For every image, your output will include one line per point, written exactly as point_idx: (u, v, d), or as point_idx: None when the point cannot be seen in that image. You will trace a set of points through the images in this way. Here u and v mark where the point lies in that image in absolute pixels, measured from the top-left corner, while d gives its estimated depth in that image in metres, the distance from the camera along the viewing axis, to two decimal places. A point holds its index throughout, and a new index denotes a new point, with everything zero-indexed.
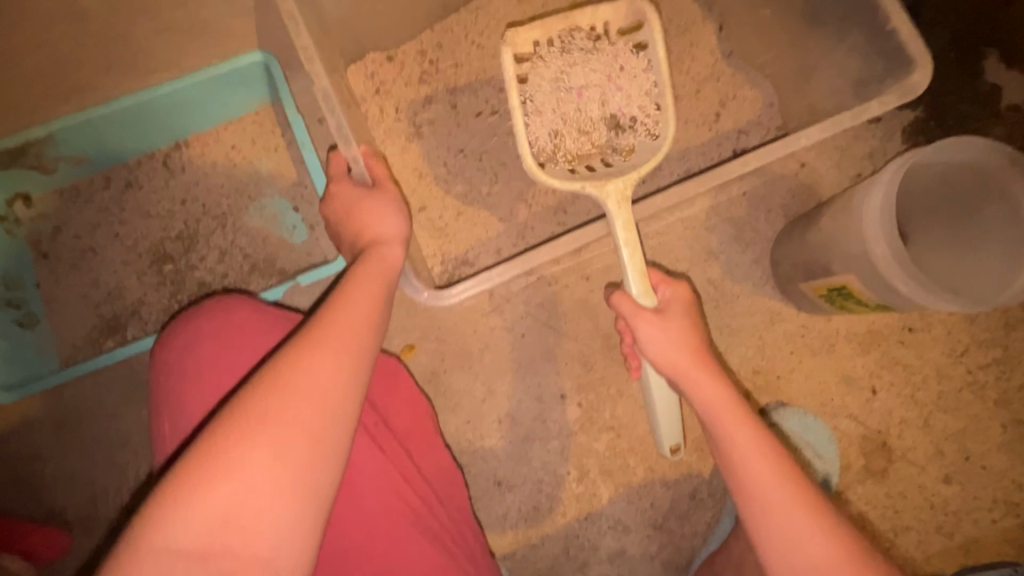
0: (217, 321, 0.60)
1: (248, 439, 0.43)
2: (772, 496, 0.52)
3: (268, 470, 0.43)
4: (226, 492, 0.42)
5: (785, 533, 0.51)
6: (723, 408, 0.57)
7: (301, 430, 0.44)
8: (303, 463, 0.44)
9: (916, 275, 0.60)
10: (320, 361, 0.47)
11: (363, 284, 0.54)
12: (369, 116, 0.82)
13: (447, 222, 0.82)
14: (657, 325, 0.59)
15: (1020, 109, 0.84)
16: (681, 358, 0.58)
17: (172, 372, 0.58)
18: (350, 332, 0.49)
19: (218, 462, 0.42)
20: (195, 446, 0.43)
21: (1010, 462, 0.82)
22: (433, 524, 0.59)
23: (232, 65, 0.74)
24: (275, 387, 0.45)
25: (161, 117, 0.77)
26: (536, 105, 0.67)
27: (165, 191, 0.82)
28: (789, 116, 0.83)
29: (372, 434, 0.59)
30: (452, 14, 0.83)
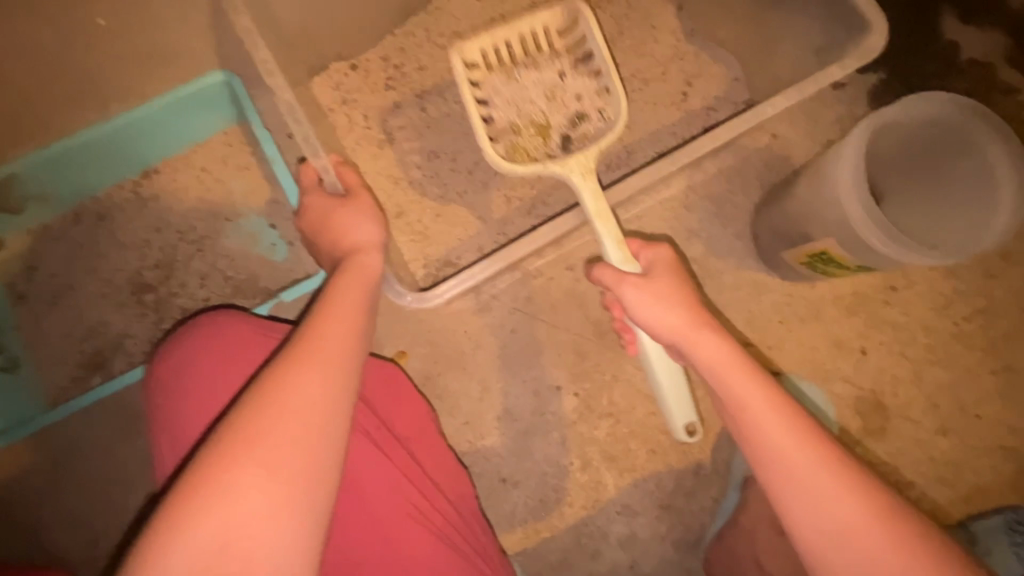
0: (200, 345, 0.60)
1: (239, 462, 0.42)
2: (791, 461, 0.50)
3: (262, 492, 0.42)
4: (219, 517, 0.40)
5: (811, 492, 0.49)
6: (729, 370, 0.54)
7: (293, 448, 0.43)
8: (300, 479, 0.43)
9: (893, 234, 0.60)
10: (306, 376, 0.45)
11: (343, 292, 0.52)
12: (338, 126, 0.81)
13: (426, 224, 0.81)
14: (643, 286, 0.57)
15: (979, 62, 0.88)
16: (678, 322, 0.56)
17: (162, 402, 0.59)
18: (335, 344, 0.48)
19: (209, 488, 0.41)
20: (186, 474, 0.42)
21: (1005, 409, 0.83)
22: (442, 524, 0.58)
23: (192, 87, 0.74)
24: (261, 407, 0.43)
25: (126, 147, 0.77)
26: (495, 103, 0.67)
27: (139, 221, 0.81)
28: (756, 89, 0.83)
29: (374, 440, 0.58)
30: (411, 17, 0.82)
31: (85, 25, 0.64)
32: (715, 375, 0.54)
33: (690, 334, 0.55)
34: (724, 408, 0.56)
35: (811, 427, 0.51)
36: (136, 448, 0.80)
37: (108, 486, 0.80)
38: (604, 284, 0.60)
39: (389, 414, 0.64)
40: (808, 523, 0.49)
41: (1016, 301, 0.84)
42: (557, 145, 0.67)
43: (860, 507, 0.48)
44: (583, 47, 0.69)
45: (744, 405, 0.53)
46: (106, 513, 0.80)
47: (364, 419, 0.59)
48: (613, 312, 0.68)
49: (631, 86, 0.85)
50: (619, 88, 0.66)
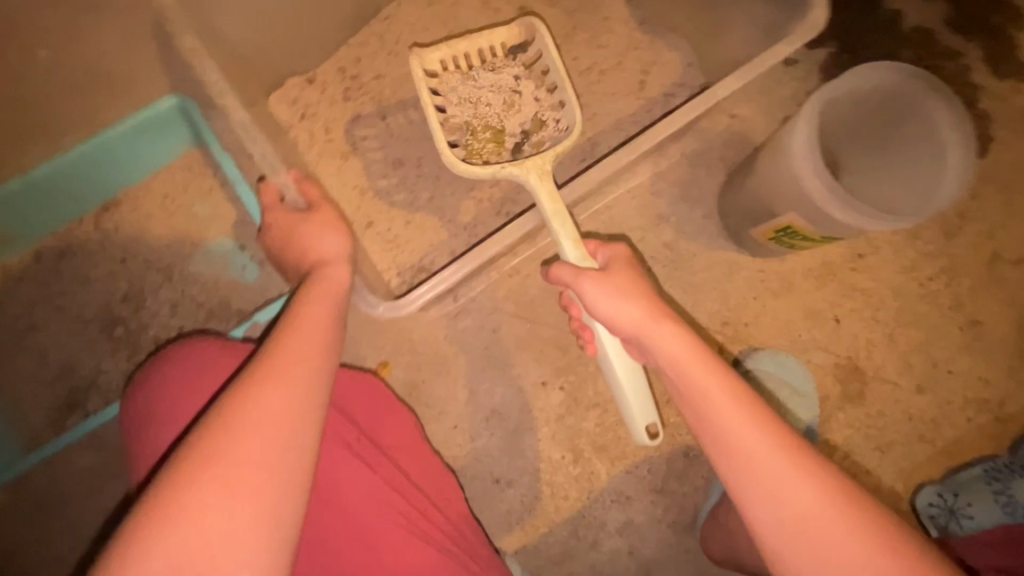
0: (175, 372, 0.59)
1: (201, 485, 0.41)
2: (746, 448, 0.50)
3: (226, 514, 0.40)
4: (180, 538, 0.39)
5: (764, 475, 0.49)
6: (686, 361, 0.54)
7: (258, 463, 0.42)
8: (265, 499, 0.42)
9: (850, 203, 0.62)
10: (271, 391, 0.45)
11: (309, 307, 0.51)
12: (299, 141, 0.81)
13: (396, 232, 0.81)
14: (601, 282, 0.58)
15: (922, 29, 0.91)
16: (638, 313, 0.56)
17: (142, 435, 0.58)
18: (302, 360, 0.47)
19: (170, 513, 0.40)
20: (146, 501, 0.41)
21: (974, 362, 0.86)
22: (427, 526, 0.58)
23: (144, 114, 0.73)
24: (225, 427, 0.43)
25: (82, 180, 0.75)
26: (451, 100, 0.68)
27: (102, 253, 0.80)
28: (710, 72, 0.84)
29: (358, 452, 0.58)
30: (364, 27, 0.82)
31: (26, 59, 0.62)
32: (674, 361, 0.55)
33: (649, 326, 0.56)
34: (681, 399, 0.56)
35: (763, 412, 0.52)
36: (119, 486, 0.78)
37: (93, 526, 0.78)
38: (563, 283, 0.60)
39: (372, 424, 0.64)
40: (763, 506, 0.49)
41: (975, 258, 0.88)
42: (510, 153, 0.68)
43: (817, 492, 0.48)
44: (541, 61, 0.70)
45: (706, 395, 0.53)
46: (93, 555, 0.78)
47: (346, 430, 0.59)
48: (571, 313, 0.69)
49: (589, 79, 0.86)
50: (572, 101, 0.67)
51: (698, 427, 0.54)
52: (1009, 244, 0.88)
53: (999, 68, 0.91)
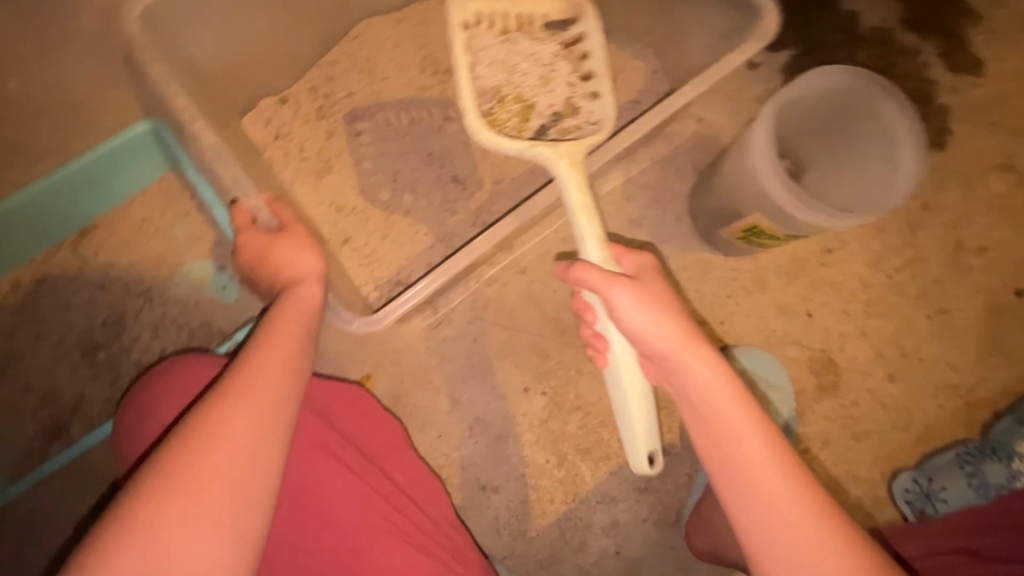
0: (156, 394, 0.59)
1: (161, 502, 0.41)
2: (755, 474, 0.50)
3: (184, 532, 0.41)
4: (141, 553, 0.40)
5: (762, 483, 0.49)
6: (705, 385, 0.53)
7: (222, 479, 0.43)
8: (225, 517, 0.43)
9: (810, 205, 0.64)
10: (237, 409, 0.45)
11: (280, 326, 0.52)
12: (274, 161, 0.83)
13: (373, 247, 0.82)
14: (635, 289, 0.55)
15: (880, 29, 0.94)
16: (668, 328, 0.54)
17: (127, 456, 0.59)
18: (269, 379, 0.48)
19: (128, 529, 0.40)
20: (108, 516, 0.42)
21: (943, 349, 0.88)
22: (414, 531, 0.59)
23: (118, 140, 0.74)
24: (186, 445, 0.43)
25: (58, 207, 0.76)
26: (484, 60, 0.66)
27: (81, 279, 0.80)
28: (674, 79, 0.86)
29: (342, 459, 0.59)
30: (334, 46, 0.84)
31: None
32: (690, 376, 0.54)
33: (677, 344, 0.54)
34: (690, 412, 0.55)
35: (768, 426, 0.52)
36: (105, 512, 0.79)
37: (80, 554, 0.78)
38: (591, 286, 0.55)
39: (356, 431, 0.65)
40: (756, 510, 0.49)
41: (939, 248, 0.90)
42: (536, 131, 0.64)
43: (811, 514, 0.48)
44: (583, 43, 0.68)
45: (720, 413, 0.52)
46: None
47: (331, 438, 0.59)
48: (583, 315, 0.61)
49: None
50: (608, 92, 0.66)
51: (705, 439, 0.53)
52: (970, 233, 0.91)
53: (953, 64, 0.94)
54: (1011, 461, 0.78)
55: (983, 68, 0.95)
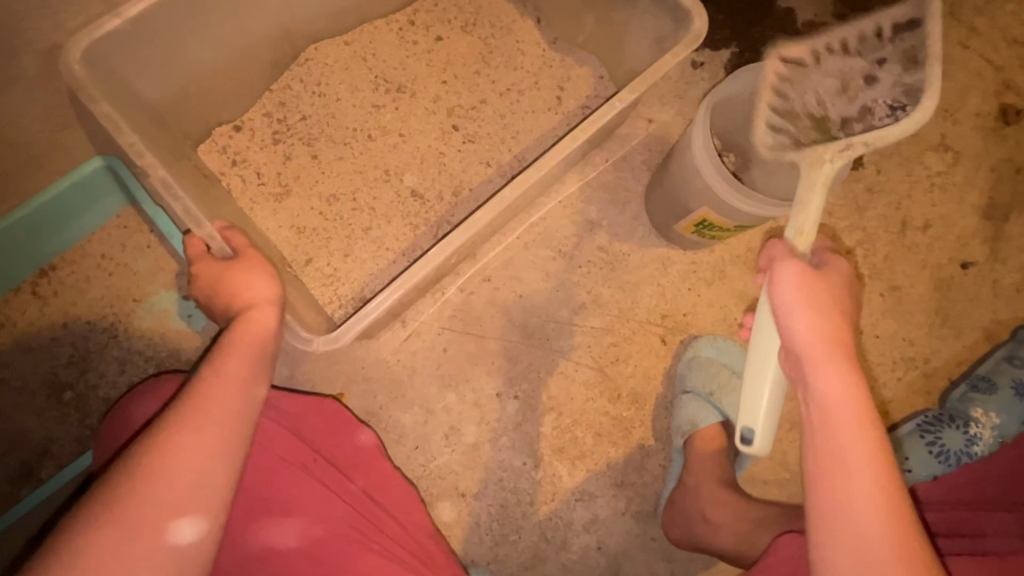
0: (126, 420, 0.60)
1: (103, 529, 0.41)
2: (851, 475, 0.48)
3: (126, 561, 0.41)
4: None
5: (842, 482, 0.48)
6: (833, 390, 0.51)
7: (169, 505, 0.43)
8: (168, 542, 0.42)
9: (750, 195, 0.68)
10: (187, 434, 0.45)
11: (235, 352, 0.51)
12: (232, 188, 0.83)
13: (336, 266, 0.83)
14: (805, 272, 0.54)
15: (815, 23, 0.98)
16: (810, 316, 0.53)
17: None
18: (219, 402, 0.48)
19: (67, 558, 0.39)
20: (49, 544, 0.41)
21: (897, 325, 0.92)
22: (383, 541, 0.59)
23: (72, 178, 0.74)
24: (134, 471, 0.43)
25: (16, 250, 0.76)
26: (786, 88, 0.69)
27: (43, 319, 0.80)
28: (620, 82, 0.89)
29: (311, 471, 0.59)
30: (284, 71, 0.85)
31: None
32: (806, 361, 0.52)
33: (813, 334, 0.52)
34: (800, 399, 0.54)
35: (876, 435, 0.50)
36: None
37: None
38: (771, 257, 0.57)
39: (325, 444, 0.65)
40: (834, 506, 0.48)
41: (886, 227, 0.94)
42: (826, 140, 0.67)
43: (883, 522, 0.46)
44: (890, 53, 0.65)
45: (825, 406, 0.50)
46: None
47: (300, 452, 0.60)
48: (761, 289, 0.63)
49: (509, 99, 0.90)
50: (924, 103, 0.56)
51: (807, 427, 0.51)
52: (914, 212, 0.95)
53: None
54: (967, 427, 0.83)
55: None
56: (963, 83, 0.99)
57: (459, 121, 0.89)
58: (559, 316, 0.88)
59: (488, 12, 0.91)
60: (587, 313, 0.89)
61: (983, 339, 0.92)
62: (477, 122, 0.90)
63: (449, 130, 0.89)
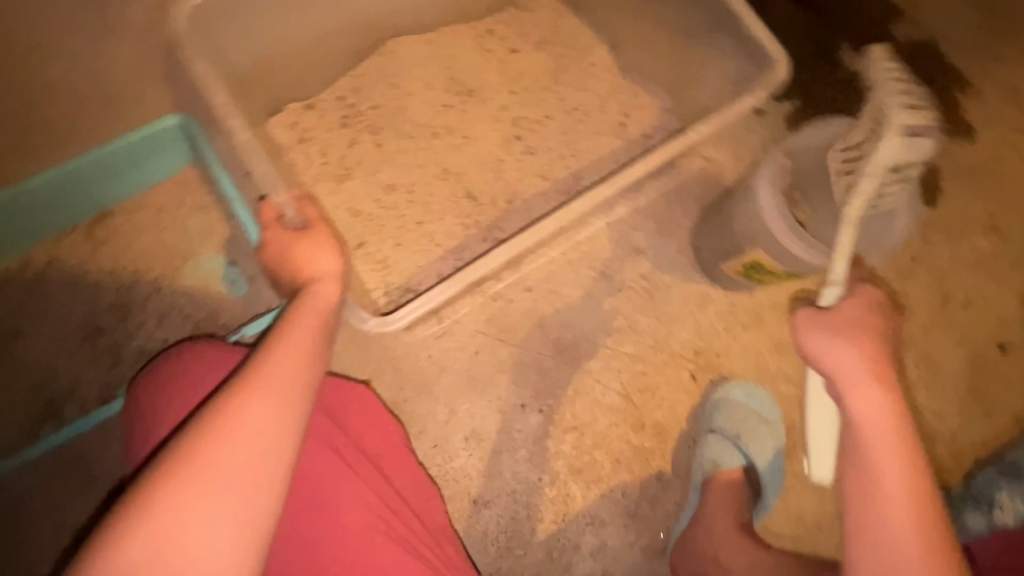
0: (163, 375, 0.59)
1: (173, 490, 0.42)
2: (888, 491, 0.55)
3: (215, 481, 0.43)
4: (175, 501, 0.42)
5: (886, 499, 0.54)
6: (878, 427, 0.57)
7: (254, 431, 0.45)
8: (231, 509, 0.43)
9: (811, 243, 0.68)
10: (272, 369, 0.48)
11: (311, 310, 0.53)
12: (296, 163, 0.85)
13: (387, 253, 0.84)
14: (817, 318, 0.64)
15: None
16: (842, 349, 0.61)
17: (133, 435, 0.59)
18: (299, 345, 0.50)
19: (139, 523, 0.41)
20: (136, 485, 0.43)
21: (928, 397, 0.91)
22: (408, 533, 0.59)
23: (146, 131, 0.75)
24: (225, 401, 0.45)
25: (78, 192, 0.77)
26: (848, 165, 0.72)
27: (90, 263, 0.81)
28: (685, 118, 0.90)
29: (343, 457, 0.58)
30: (363, 60, 0.87)
31: (38, 74, 0.65)
32: (863, 432, 0.58)
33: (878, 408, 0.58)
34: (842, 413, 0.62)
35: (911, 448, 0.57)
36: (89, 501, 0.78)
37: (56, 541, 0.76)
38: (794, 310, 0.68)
39: (355, 429, 0.64)
40: (872, 523, 0.54)
41: (927, 298, 0.94)
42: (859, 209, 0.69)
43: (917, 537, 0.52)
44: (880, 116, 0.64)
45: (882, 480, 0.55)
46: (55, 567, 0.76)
47: (333, 436, 0.59)
48: None
49: (574, 119, 0.92)
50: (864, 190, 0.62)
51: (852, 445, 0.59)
52: (957, 287, 0.95)
53: (947, 125, 1.00)
54: (992, 510, 0.79)
55: (972, 133, 1.00)
56: (1019, 168, 1.00)
57: (523, 132, 0.91)
58: (594, 336, 0.88)
59: (565, 32, 0.93)
60: (621, 337, 0.89)
61: (1013, 425, 0.91)
62: (540, 136, 0.91)
63: (512, 139, 0.90)
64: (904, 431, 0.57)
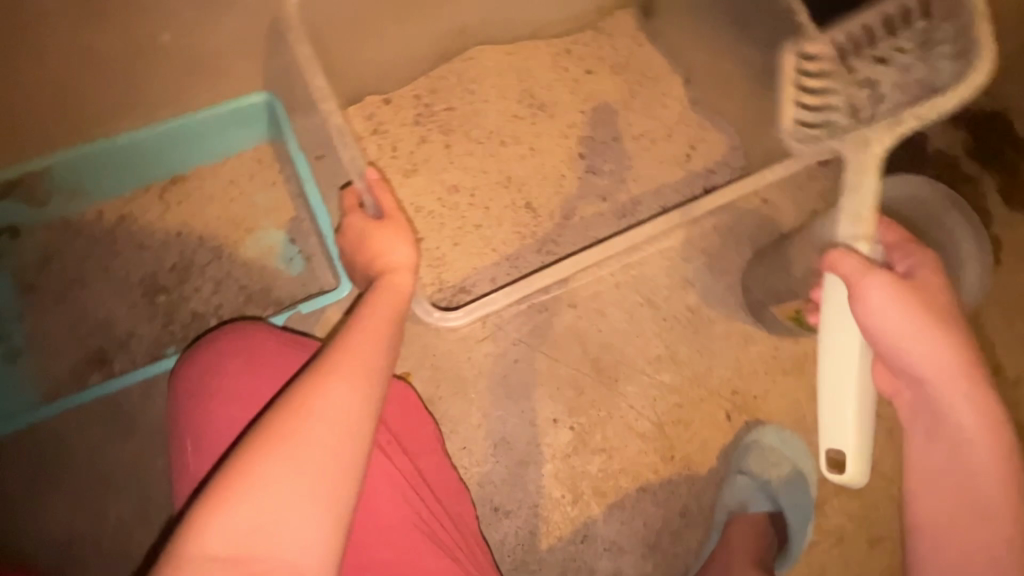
0: (225, 350, 0.61)
1: (265, 465, 0.45)
2: (985, 491, 0.52)
3: (303, 457, 0.45)
4: (267, 475, 0.45)
5: (981, 500, 0.52)
6: (973, 427, 0.53)
7: (337, 413, 0.47)
8: (319, 489, 0.45)
9: None
10: (352, 354, 0.50)
11: (383, 300, 0.56)
12: (367, 153, 0.87)
13: (444, 252, 0.86)
14: (892, 287, 0.53)
15: (942, 153, 0.95)
16: (925, 333, 0.53)
17: (189, 401, 0.60)
18: (376, 333, 0.52)
19: (235, 495, 0.44)
20: (228, 460, 0.46)
21: None
22: (445, 537, 0.60)
23: (234, 105, 0.79)
24: (310, 383, 0.48)
25: (159, 154, 0.80)
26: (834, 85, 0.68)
27: (160, 223, 0.83)
28: (751, 158, 0.91)
29: (384, 450, 0.59)
30: (444, 63, 0.90)
31: (150, 39, 0.69)
32: (959, 435, 0.53)
33: (958, 386, 0.53)
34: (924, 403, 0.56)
35: (1004, 439, 0.53)
36: (127, 452, 0.80)
37: (89, 487, 0.79)
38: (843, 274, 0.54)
39: (396, 424, 0.64)
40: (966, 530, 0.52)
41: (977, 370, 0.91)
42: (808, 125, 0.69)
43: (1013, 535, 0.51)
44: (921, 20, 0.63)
45: (970, 480, 0.53)
46: (83, 512, 0.78)
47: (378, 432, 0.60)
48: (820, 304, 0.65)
49: (639, 144, 0.93)
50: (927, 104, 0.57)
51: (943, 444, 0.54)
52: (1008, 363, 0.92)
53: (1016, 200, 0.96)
54: None
55: None
56: None
57: (588, 151, 0.92)
58: (633, 361, 0.88)
59: (641, 60, 0.95)
60: (660, 366, 0.88)
61: None
62: (604, 157, 0.92)
63: (576, 157, 0.92)
64: (997, 428, 0.53)
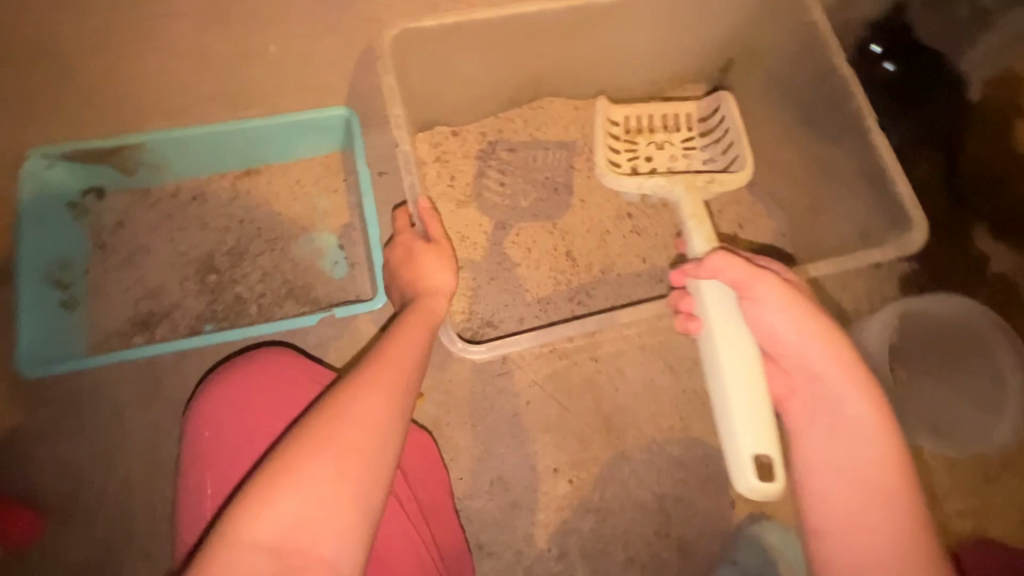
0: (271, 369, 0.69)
1: (306, 460, 0.49)
2: (868, 469, 0.58)
3: (340, 454, 0.50)
4: (308, 469, 0.49)
5: (866, 475, 0.58)
6: (866, 415, 0.59)
7: (373, 418, 0.52)
8: (357, 493, 0.49)
9: None
10: (388, 366, 0.55)
11: (414, 321, 0.62)
12: (426, 178, 0.91)
13: (480, 285, 0.89)
14: (781, 288, 0.61)
15: (1005, 278, 0.91)
16: (813, 330, 0.60)
17: (228, 397, 0.66)
18: (408, 350, 0.58)
19: (281, 487, 0.48)
20: (273, 457, 0.50)
21: None
22: None
23: (317, 114, 0.85)
24: (350, 390, 0.53)
25: (240, 146, 0.87)
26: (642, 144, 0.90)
27: (226, 208, 0.90)
28: (798, 248, 0.91)
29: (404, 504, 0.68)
30: (515, 107, 0.95)
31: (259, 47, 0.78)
32: (851, 422, 0.60)
33: (846, 377, 0.60)
34: (818, 396, 0.62)
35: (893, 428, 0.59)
36: (147, 416, 0.84)
37: (109, 441, 0.83)
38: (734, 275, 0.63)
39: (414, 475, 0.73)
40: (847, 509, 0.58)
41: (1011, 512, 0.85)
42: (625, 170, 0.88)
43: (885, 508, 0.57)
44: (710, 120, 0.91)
45: (856, 458, 0.59)
46: (97, 463, 0.82)
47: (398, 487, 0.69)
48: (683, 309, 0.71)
49: None
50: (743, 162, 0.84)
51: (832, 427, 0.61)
52: None
53: None
54: None
55: None
56: None
57: (636, 212, 0.94)
58: (644, 427, 0.87)
59: None
60: (671, 438, 0.87)
61: None
62: (651, 221, 0.94)
63: (624, 217, 0.93)
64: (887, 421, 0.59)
